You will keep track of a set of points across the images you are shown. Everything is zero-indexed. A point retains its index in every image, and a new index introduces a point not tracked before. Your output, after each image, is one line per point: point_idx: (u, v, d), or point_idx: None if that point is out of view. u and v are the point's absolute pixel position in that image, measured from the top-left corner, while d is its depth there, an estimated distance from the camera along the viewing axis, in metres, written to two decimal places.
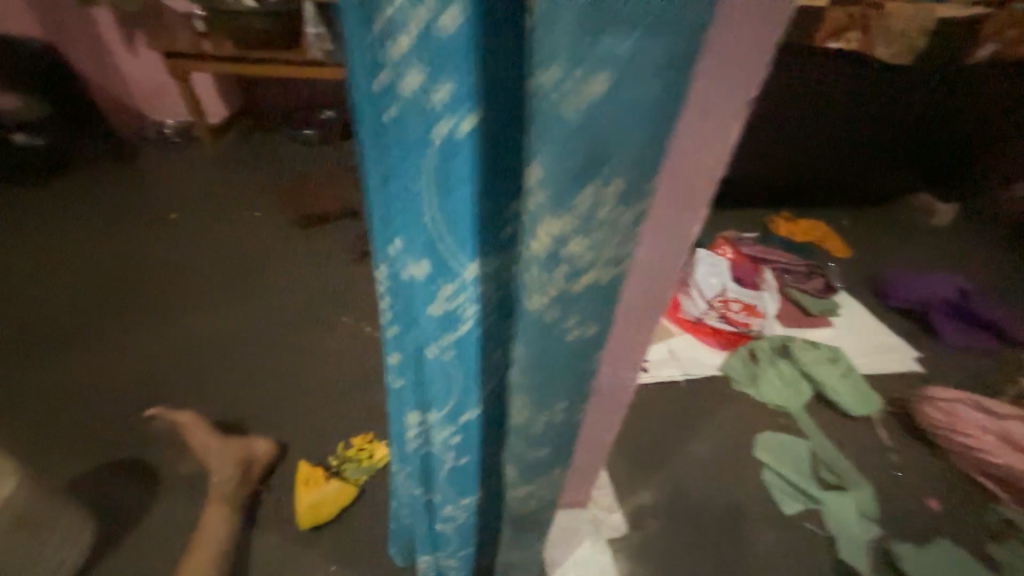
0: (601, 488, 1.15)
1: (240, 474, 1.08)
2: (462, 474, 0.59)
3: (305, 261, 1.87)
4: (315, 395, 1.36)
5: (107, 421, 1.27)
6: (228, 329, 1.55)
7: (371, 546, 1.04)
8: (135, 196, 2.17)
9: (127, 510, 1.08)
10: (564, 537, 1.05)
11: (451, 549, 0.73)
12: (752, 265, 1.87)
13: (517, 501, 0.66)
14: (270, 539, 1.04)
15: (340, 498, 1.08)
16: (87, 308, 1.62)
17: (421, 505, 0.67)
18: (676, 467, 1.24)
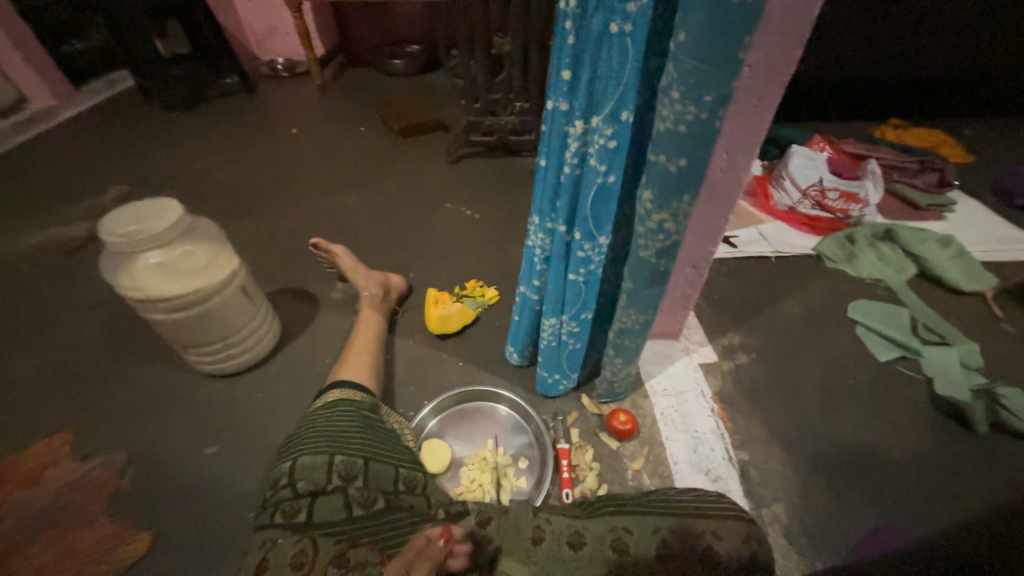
0: (692, 328, 1.24)
1: (382, 292, 1.29)
2: (606, 200, 0.72)
3: (405, 163, 2.02)
4: (428, 254, 1.56)
5: (265, 263, 1.52)
6: (349, 208, 1.76)
7: (490, 353, 1.23)
8: (260, 112, 2.47)
9: (294, 317, 1.33)
10: (657, 358, 1.16)
11: (579, 302, 0.88)
12: (853, 160, 1.79)
13: (645, 246, 0.76)
14: (409, 343, 1.27)
15: (462, 317, 1.27)
16: (235, 188, 1.90)
17: (562, 250, 0.81)
18: (767, 319, 1.30)
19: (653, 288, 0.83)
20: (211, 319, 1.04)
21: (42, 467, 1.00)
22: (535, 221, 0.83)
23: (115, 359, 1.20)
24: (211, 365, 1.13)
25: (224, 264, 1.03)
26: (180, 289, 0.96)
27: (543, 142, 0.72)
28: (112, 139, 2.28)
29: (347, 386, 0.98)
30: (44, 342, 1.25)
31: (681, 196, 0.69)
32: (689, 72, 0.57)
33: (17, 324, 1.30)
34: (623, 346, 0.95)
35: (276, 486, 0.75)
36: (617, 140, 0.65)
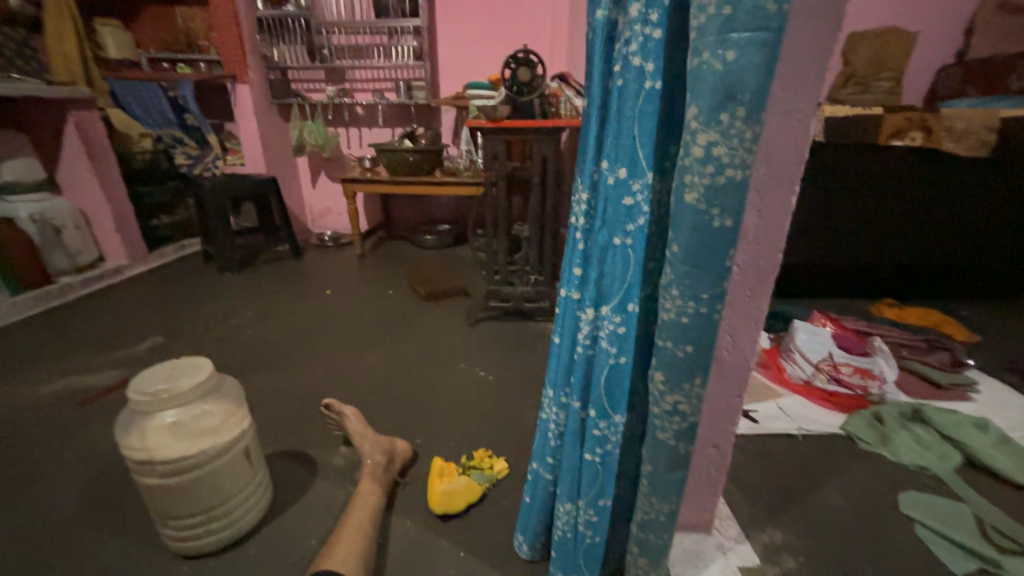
0: (724, 518, 1.11)
1: (387, 460, 1.23)
2: (619, 378, 0.74)
3: (426, 325, 2.15)
4: (439, 415, 1.53)
5: (272, 421, 1.49)
6: (365, 366, 1.80)
7: (496, 539, 1.09)
8: (301, 276, 2.77)
9: (290, 482, 1.25)
10: (688, 557, 1.01)
11: (596, 486, 0.82)
12: (859, 337, 1.84)
13: (661, 427, 0.74)
14: (408, 522, 1.14)
15: (468, 493, 1.17)
16: (262, 342, 2.00)
17: (577, 427, 0.80)
18: (808, 512, 1.16)
19: (674, 474, 0.77)
20: (205, 486, 0.97)
21: None
22: (550, 394, 0.84)
23: (84, 530, 1.09)
24: (188, 543, 1.01)
25: (236, 423, 1.02)
26: (183, 451, 0.93)
27: (558, 323, 0.79)
28: (166, 295, 2.53)
29: None
30: (17, 506, 1.16)
31: (688, 383, 0.70)
32: (684, 274, 0.64)
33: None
34: (647, 543, 0.83)
35: None
36: (625, 325, 0.71)
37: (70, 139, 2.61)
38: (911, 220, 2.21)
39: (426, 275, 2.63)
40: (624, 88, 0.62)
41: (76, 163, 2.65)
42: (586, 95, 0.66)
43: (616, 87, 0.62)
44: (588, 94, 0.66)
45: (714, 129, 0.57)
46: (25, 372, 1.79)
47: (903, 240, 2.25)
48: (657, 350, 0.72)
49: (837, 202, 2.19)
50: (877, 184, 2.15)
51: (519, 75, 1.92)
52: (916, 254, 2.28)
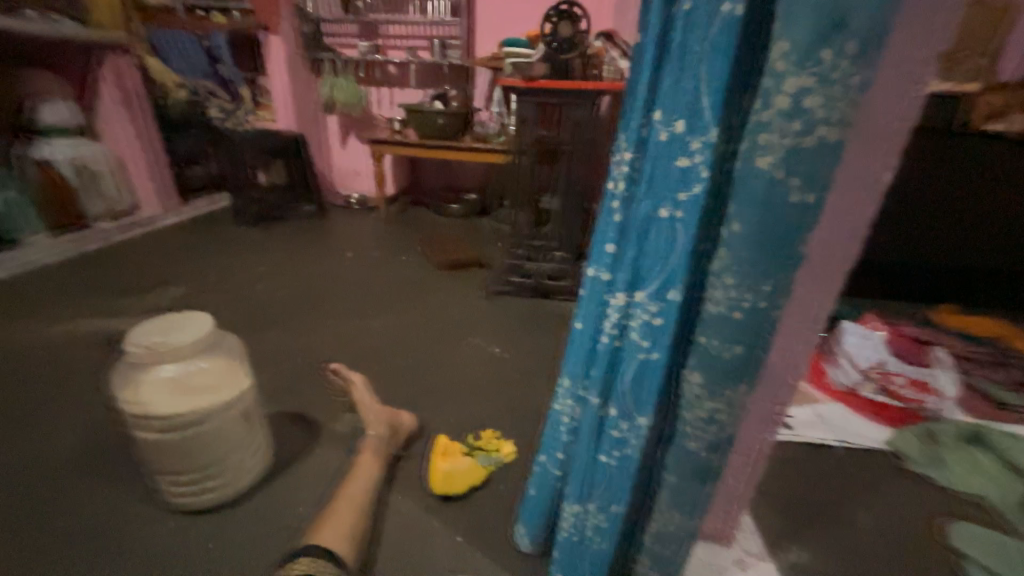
0: (746, 532, 1.01)
1: (390, 433, 1.18)
2: (648, 376, 0.64)
3: (444, 295, 2.08)
4: (448, 390, 1.47)
5: (280, 381, 1.47)
6: (377, 333, 1.75)
7: (496, 527, 1.03)
8: (323, 237, 2.73)
9: (291, 445, 1.22)
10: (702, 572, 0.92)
11: (609, 491, 0.73)
12: (915, 344, 1.65)
13: (691, 435, 0.64)
14: (406, 498, 1.10)
15: (470, 475, 1.11)
16: (279, 300, 1.98)
17: (593, 424, 0.70)
18: (843, 535, 1.04)
19: (700, 488, 0.68)
20: (201, 445, 0.94)
21: None
22: (565, 385, 0.75)
23: (90, 473, 1.10)
24: (186, 498, 1.00)
25: (234, 384, 0.97)
26: (177, 408, 0.90)
27: (581, 306, 0.69)
28: (192, 246, 2.55)
29: (318, 553, 0.81)
30: (32, 442, 1.19)
31: (731, 388, 0.60)
32: (742, 260, 0.53)
33: (17, 417, 1.26)
34: (660, 556, 0.75)
35: None
36: (663, 318, 0.59)
37: (107, 85, 2.62)
38: (996, 220, 2.00)
39: (447, 244, 2.54)
40: (693, 18, 0.48)
41: (112, 109, 2.66)
42: (639, 29, 0.53)
43: (682, 16, 0.49)
44: (642, 26, 0.52)
45: (808, 71, 0.44)
46: (54, 311, 1.84)
47: (978, 241, 2.05)
48: (695, 348, 0.61)
49: (918, 195, 2.00)
50: (957, 176, 1.95)
51: (560, 30, 1.75)
52: (993, 258, 2.07)
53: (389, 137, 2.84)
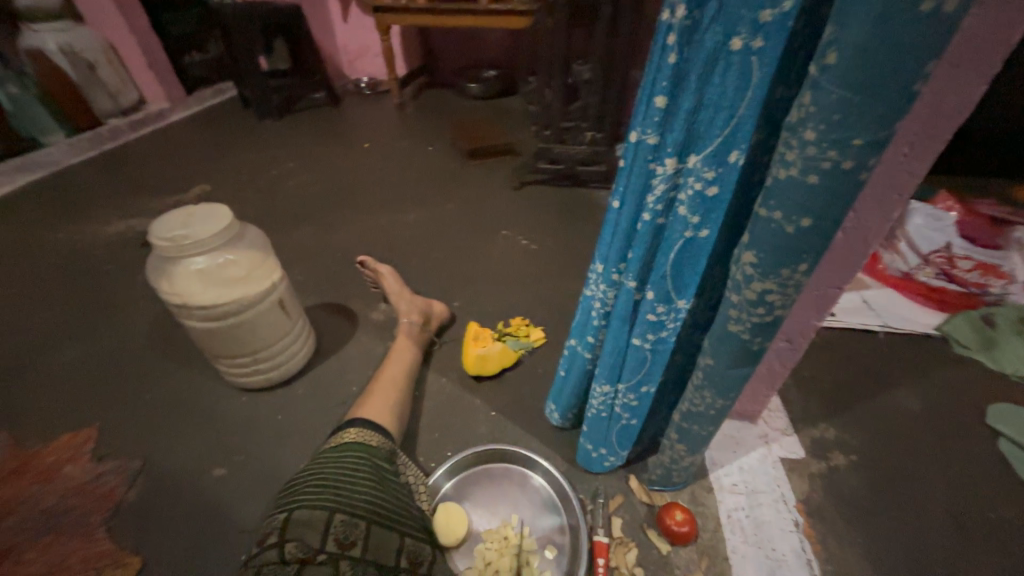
0: (773, 409, 1.03)
1: (423, 321, 1.20)
2: (693, 257, 0.57)
3: (468, 185, 1.97)
4: (478, 281, 1.47)
5: (314, 274, 1.50)
6: (404, 227, 1.71)
7: (528, 403, 1.10)
8: (337, 127, 2.57)
9: (331, 332, 1.28)
10: (727, 443, 0.96)
11: (641, 373, 0.72)
12: (993, 223, 1.46)
13: (736, 318, 0.59)
14: (443, 378, 1.16)
15: (502, 359, 1.15)
16: (301, 196, 1.94)
17: (627, 309, 0.66)
18: (873, 414, 1.05)
19: (738, 371, 0.65)
20: (244, 332, 0.99)
21: (62, 462, 0.98)
22: (598, 269, 0.69)
23: (157, 358, 1.20)
24: (243, 379, 1.09)
25: (263, 276, 0.98)
26: (215, 299, 0.91)
27: (618, 179, 0.59)
28: (207, 142, 2.46)
29: (366, 426, 0.88)
30: (101, 332, 1.28)
31: (789, 269, 0.53)
32: (834, 108, 0.41)
33: (82, 311, 1.35)
34: (688, 431, 0.77)
35: (263, 543, 0.65)
36: (718, 186, 0.51)
37: None
38: None
39: (469, 129, 2.34)
40: None
41: None
42: None
43: None
44: None
45: None
46: (90, 212, 1.87)
47: None
48: (753, 223, 0.52)
49: None
50: None
51: None
52: None
53: (393, 3, 2.44)
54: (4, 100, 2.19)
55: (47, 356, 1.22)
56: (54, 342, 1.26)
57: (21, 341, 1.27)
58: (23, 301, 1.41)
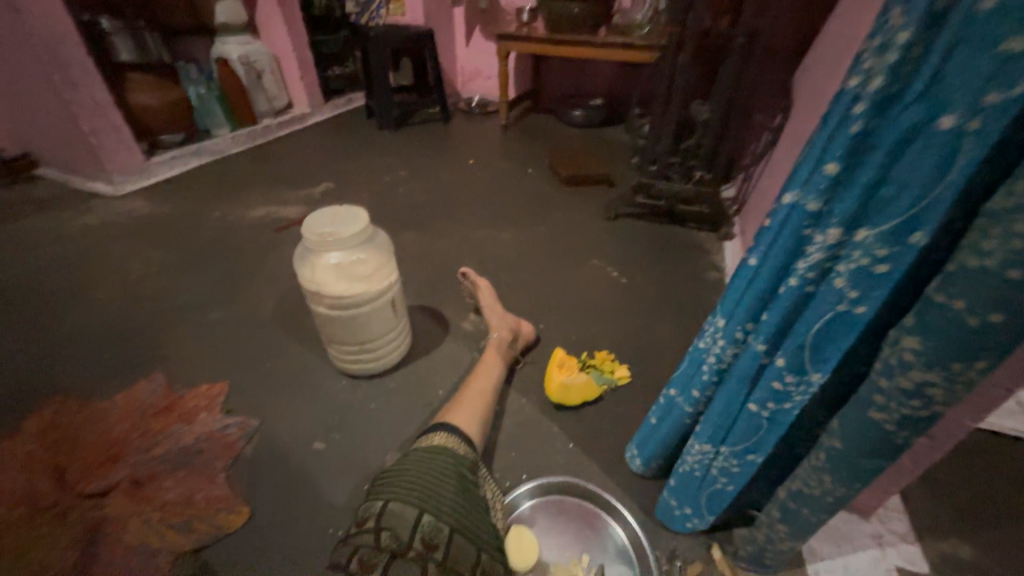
0: (891, 509, 0.90)
1: (513, 340, 1.24)
2: (841, 331, 0.53)
3: (564, 211, 2.01)
4: (566, 306, 1.48)
5: (414, 277, 1.61)
6: (499, 244, 1.79)
7: (607, 441, 1.08)
8: (447, 143, 2.77)
9: (425, 334, 1.36)
10: (831, 535, 0.86)
11: (751, 441, 0.68)
12: None
13: (880, 405, 0.54)
14: (524, 399, 1.19)
15: (586, 390, 1.14)
16: (408, 203, 2.11)
17: (749, 371, 0.64)
18: (1023, 540, 0.88)
19: (871, 461, 0.59)
20: (359, 324, 1.09)
21: (200, 408, 1.14)
22: (719, 324, 0.68)
23: (279, 333, 1.36)
24: (347, 365, 1.20)
25: (384, 276, 1.08)
26: (344, 291, 1.01)
27: (762, 239, 0.58)
28: (336, 145, 2.78)
29: (454, 433, 0.93)
30: (238, 302, 1.48)
31: (963, 366, 0.47)
32: None
33: (225, 282, 1.58)
34: (793, 513, 0.71)
35: (361, 525, 0.71)
36: (888, 265, 0.47)
37: None
38: None
39: (570, 155, 2.38)
40: None
41: (268, 8, 2.75)
42: None
43: None
44: None
45: None
46: (240, 197, 2.19)
47: None
48: (921, 305, 0.48)
49: None
50: None
51: None
52: None
53: (516, 32, 2.59)
54: (193, 95, 2.60)
55: (197, 315, 1.44)
56: (202, 304, 1.48)
57: (178, 300, 1.51)
58: (184, 266, 1.68)
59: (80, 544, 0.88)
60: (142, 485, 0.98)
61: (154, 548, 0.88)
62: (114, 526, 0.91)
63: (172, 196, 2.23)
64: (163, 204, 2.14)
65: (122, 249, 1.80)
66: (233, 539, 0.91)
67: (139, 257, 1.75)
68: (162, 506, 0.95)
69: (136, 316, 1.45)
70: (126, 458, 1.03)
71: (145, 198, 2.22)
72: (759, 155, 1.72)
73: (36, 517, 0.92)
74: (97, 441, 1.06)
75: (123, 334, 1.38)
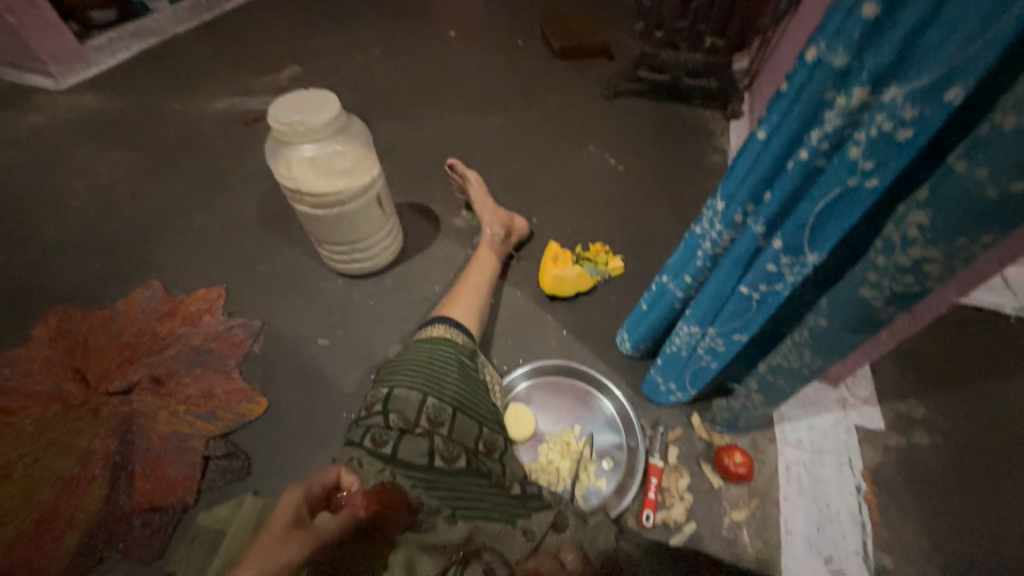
0: (860, 378, 0.97)
1: (506, 235, 1.21)
2: (847, 207, 0.51)
3: (559, 91, 1.81)
4: (561, 198, 1.42)
5: (400, 172, 1.51)
6: (489, 132, 1.65)
7: (600, 328, 1.13)
8: (424, 11, 2.39)
9: (416, 232, 1.33)
10: (801, 402, 0.95)
11: (737, 322, 0.70)
12: None
13: (872, 283, 0.54)
14: (519, 292, 1.20)
15: (580, 283, 1.15)
16: (386, 87, 1.89)
17: (744, 254, 0.63)
18: (974, 398, 0.97)
19: (852, 336, 0.61)
20: (347, 222, 1.05)
21: (201, 311, 1.16)
22: (719, 208, 0.66)
23: (266, 236, 1.32)
24: (340, 265, 1.19)
25: (366, 170, 1.00)
26: (324, 188, 0.95)
27: (776, 108, 0.54)
28: (296, 18, 2.39)
29: (452, 326, 0.95)
30: (219, 205, 1.41)
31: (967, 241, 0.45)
32: None
33: (200, 184, 1.49)
34: (770, 384, 0.77)
35: (370, 407, 0.77)
36: (913, 130, 0.43)
37: None
38: None
39: (564, 23, 2.08)
40: None
41: None
42: None
43: None
44: None
45: None
46: (197, 86, 1.95)
47: None
48: (937, 178, 0.45)
49: None
50: None
51: None
52: None
53: None
54: None
55: (180, 221, 1.38)
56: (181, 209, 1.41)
57: (155, 205, 1.43)
58: (152, 168, 1.56)
59: (117, 434, 0.95)
60: (162, 383, 1.02)
61: (186, 435, 0.97)
62: (144, 417, 0.98)
63: (121, 88, 1.98)
64: (113, 98, 1.92)
65: (80, 151, 1.66)
66: (257, 424, 1.00)
67: (102, 160, 1.61)
68: (184, 399, 1.01)
69: (115, 224, 1.39)
70: (140, 359, 1.06)
71: (91, 91, 1.98)
72: (781, 13, 1.50)
73: (70, 414, 0.97)
74: (107, 346, 1.08)
75: (109, 244, 1.34)
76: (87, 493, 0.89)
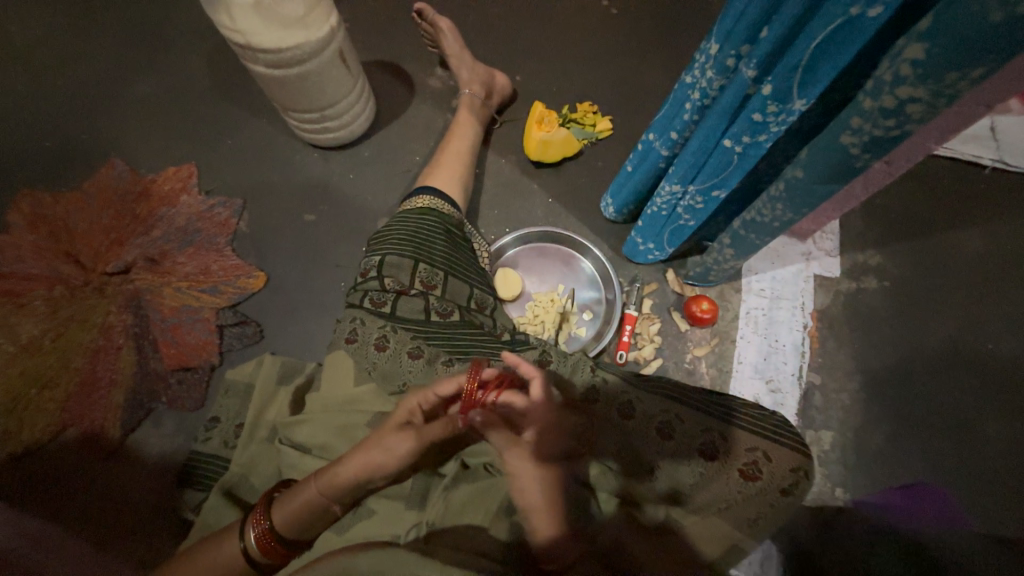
0: (827, 232, 1.04)
1: (488, 95, 1.11)
2: (846, 42, 0.48)
3: None
4: (549, 46, 1.25)
5: (356, 10, 1.26)
6: None
7: (585, 195, 1.13)
8: None
9: (388, 94, 1.20)
10: (768, 255, 1.02)
11: (719, 177, 0.71)
12: None
13: (853, 129, 0.53)
14: (504, 160, 1.16)
15: (565, 148, 1.12)
16: None
17: (733, 103, 0.61)
18: (929, 249, 1.04)
19: (825, 186, 0.63)
20: (310, 85, 0.94)
21: (177, 191, 1.11)
22: (711, 51, 0.61)
23: (222, 102, 1.18)
24: (310, 135, 1.11)
25: (321, 19, 0.86)
26: (278, 43, 0.82)
27: None
28: None
29: (437, 196, 0.93)
30: (150, 61, 1.21)
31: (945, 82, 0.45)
32: None
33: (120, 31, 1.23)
34: (742, 238, 0.82)
35: (365, 274, 0.82)
36: None
37: None
38: None
39: None
40: None
41: None
42: None
43: None
44: None
45: None
46: None
47: None
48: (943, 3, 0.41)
49: None
50: None
51: None
52: None
53: None
54: None
55: (113, 82, 1.19)
56: (107, 66, 1.21)
57: (75, 61, 1.21)
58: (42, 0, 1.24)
59: (129, 309, 1.01)
60: (158, 263, 1.04)
61: (195, 307, 1.03)
62: (150, 296, 1.02)
63: None
64: None
65: None
66: (261, 296, 1.06)
67: None
68: (185, 277, 1.04)
69: (32, 86, 1.18)
70: (128, 242, 1.06)
71: None
72: None
73: (77, 294, 1.01)
74: (90, 230, 1.06)
75: (36, 112, 1.17)
76: (118, 359, 0.97)
